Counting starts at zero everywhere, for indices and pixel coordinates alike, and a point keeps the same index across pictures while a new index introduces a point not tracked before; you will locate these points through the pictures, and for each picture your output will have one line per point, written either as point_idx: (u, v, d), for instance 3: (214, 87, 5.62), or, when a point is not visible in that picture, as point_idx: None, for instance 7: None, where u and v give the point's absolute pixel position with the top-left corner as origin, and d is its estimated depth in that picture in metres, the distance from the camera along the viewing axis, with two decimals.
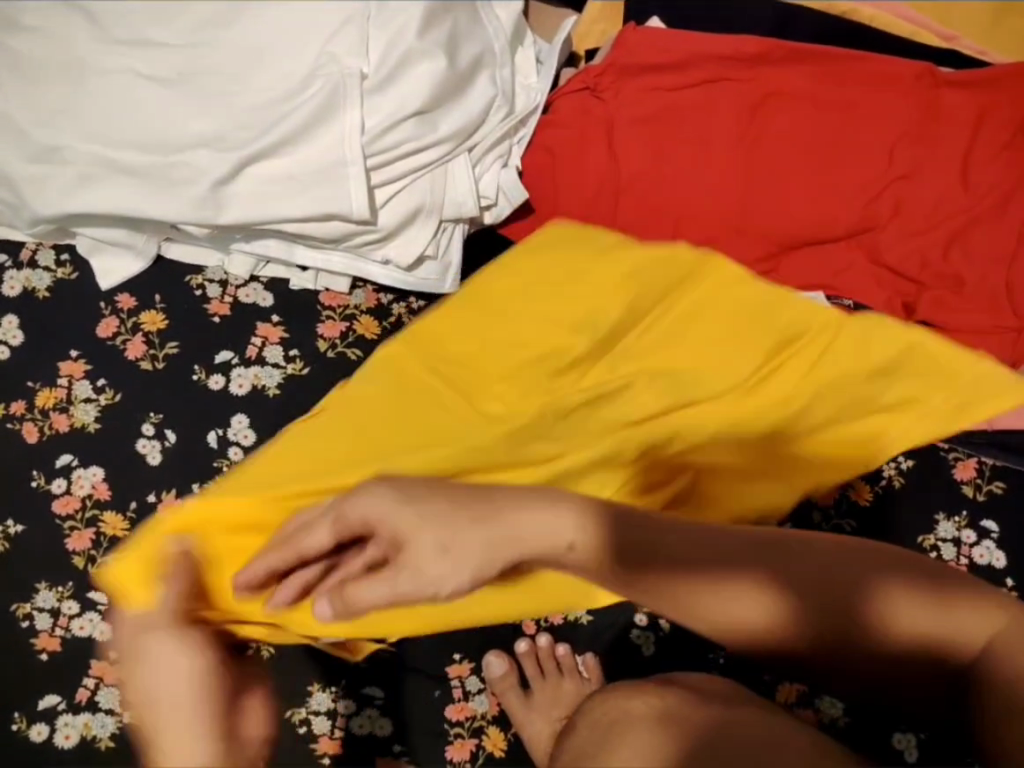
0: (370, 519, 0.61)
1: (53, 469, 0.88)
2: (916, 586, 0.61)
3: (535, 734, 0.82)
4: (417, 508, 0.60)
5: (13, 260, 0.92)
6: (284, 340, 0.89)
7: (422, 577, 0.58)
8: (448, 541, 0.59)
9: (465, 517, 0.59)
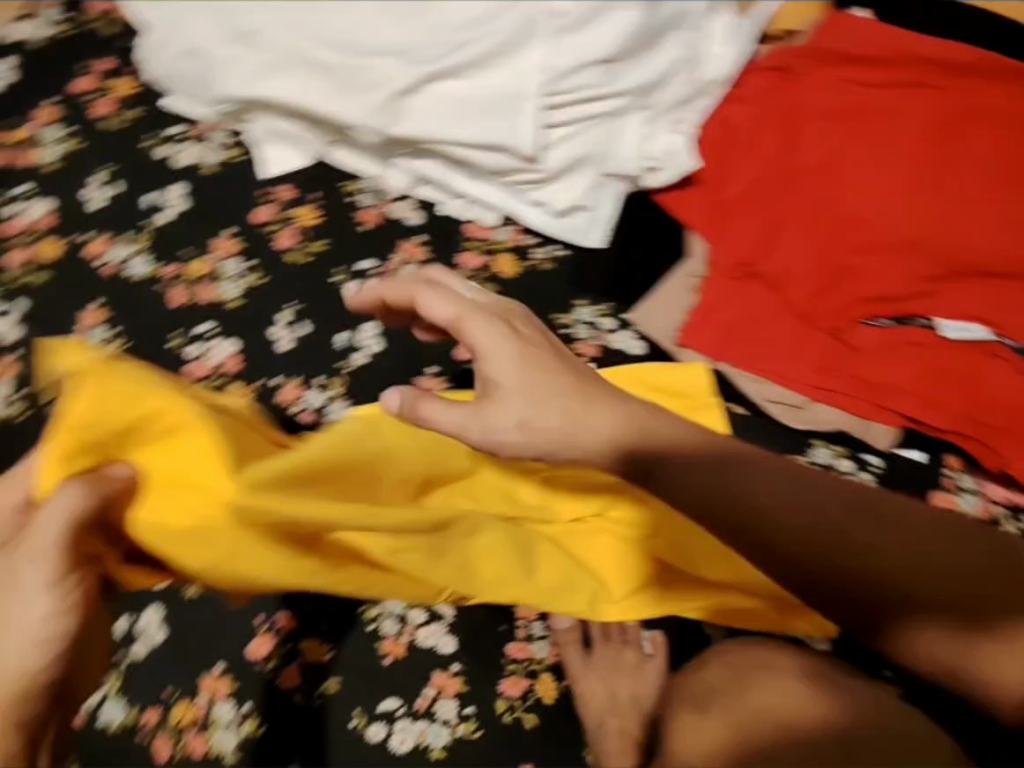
0: (480, 345, 0.62)
1: (191, 334, 0.90)
2: (914, 562, 0.62)
3: (587, 692, 0.86)
4: (543, 375, 0.62)
5: (188, 128, 0.95)
6: (426, 260, 0.89)
7: (494, 432, 0.62)
8: (526, 423, 0.62)
9: (556, 399, 0.62)
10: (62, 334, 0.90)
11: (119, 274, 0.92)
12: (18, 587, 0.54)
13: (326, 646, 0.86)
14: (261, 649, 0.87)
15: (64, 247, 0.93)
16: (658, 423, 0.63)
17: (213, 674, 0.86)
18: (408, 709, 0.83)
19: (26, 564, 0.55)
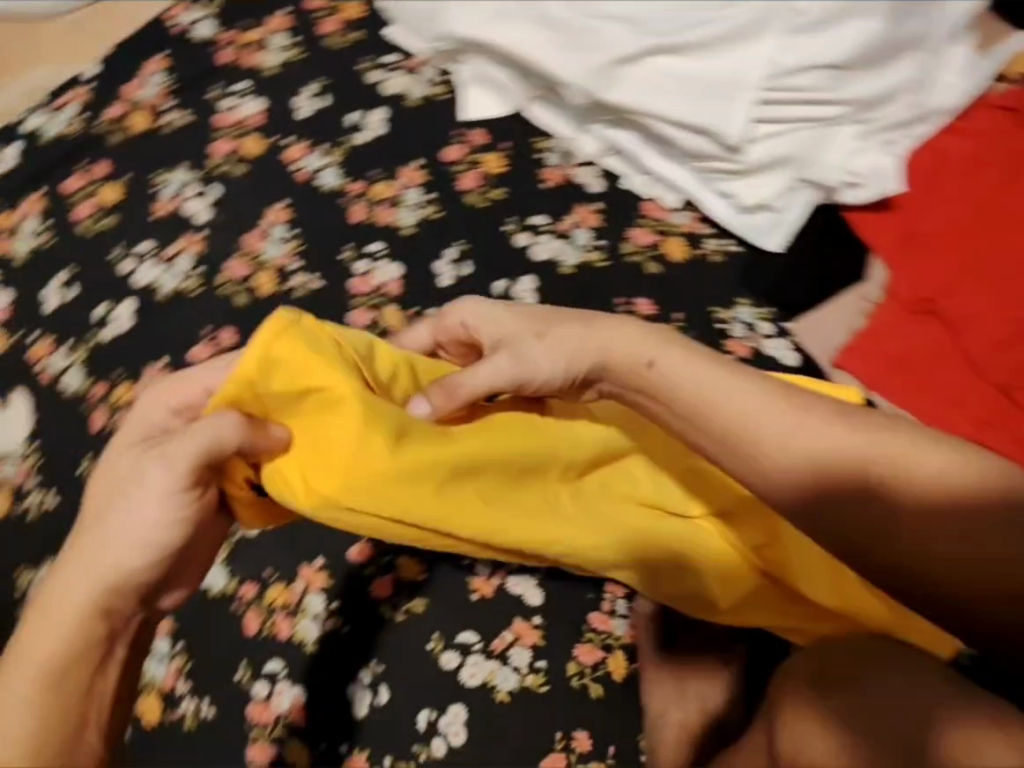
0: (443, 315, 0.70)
1: (363, 250, 0.95)
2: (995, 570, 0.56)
3: (652, 682, 0.87)
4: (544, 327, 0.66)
5: (404, 58, 0.99)
6: (597, 228, 0.92)
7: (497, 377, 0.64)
8: (521, 377, 0.65)
9: (557, 341, 0.65)
10: (249, 224, 0.96)
11: (310, 181, 0.96)
12: (142, 484, 0.55)
13: (421, 567, 0.91)
14: (362, 555, 0.92)
15: (267, 145, 0.98)
16: (766, 405, 0.61)
17: (312, 567, 0.92)
18: (483, 645, 0.88)
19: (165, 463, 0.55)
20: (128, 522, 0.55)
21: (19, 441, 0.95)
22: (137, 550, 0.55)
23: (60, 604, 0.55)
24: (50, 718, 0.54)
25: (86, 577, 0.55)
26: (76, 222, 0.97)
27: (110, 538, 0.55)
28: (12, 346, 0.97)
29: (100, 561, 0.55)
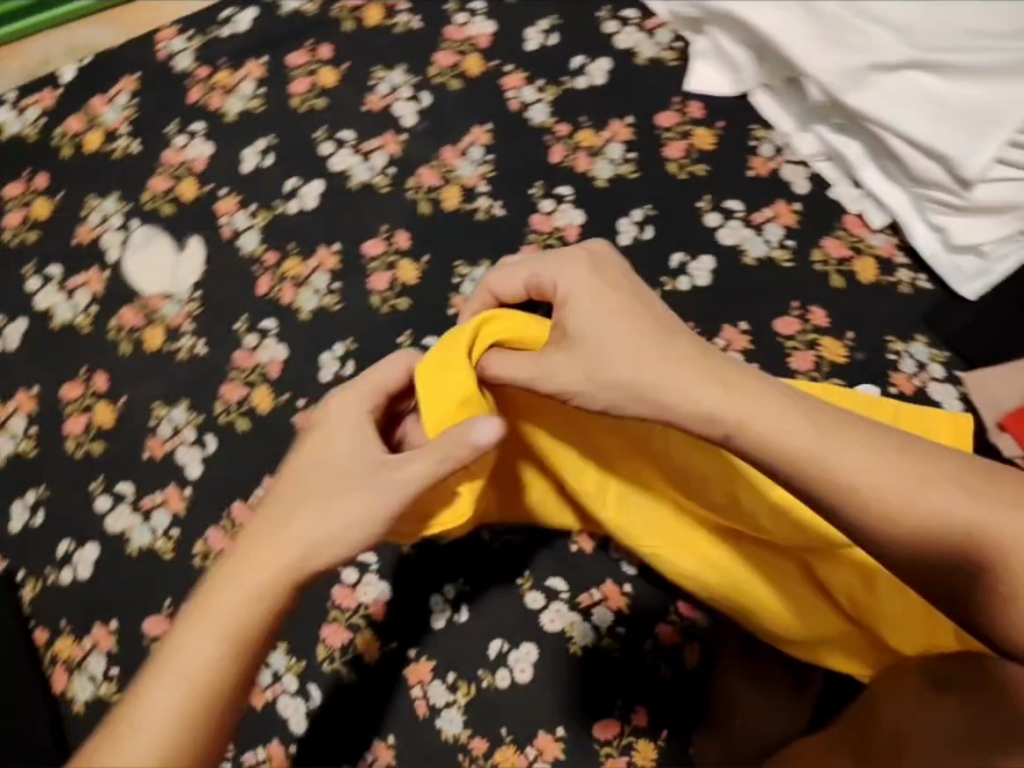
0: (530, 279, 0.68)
1: (551, 189, 0.96)
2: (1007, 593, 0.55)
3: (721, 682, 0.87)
4: (608, 322, 0.63)
5: (639, 16, 0.99)
6: (789, 228, 0.94)
7: (554, 377, 0.64)
8: (593, 373, 0.63)
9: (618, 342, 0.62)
10: (450, 138, 0.98)
11: (521, 112, 0.98)
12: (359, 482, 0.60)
13: None
14: None
15: (486, 68, 0.99)
16: (813, 436, 0.58)
17: None
18: (570, 598, 0.89)
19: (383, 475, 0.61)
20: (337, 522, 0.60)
21: (184, 286, 0.98)
22: (338, 548, 0.59)
23: (260, 569, 0.58)
24: (227, 676, 0.56)
25: (286, 563, 0.58)
26: (290, 95, 1.00)
27: (318, 530, 0.59)
28: (199, 195, 0.99)
29: (302, 550, 0.59)
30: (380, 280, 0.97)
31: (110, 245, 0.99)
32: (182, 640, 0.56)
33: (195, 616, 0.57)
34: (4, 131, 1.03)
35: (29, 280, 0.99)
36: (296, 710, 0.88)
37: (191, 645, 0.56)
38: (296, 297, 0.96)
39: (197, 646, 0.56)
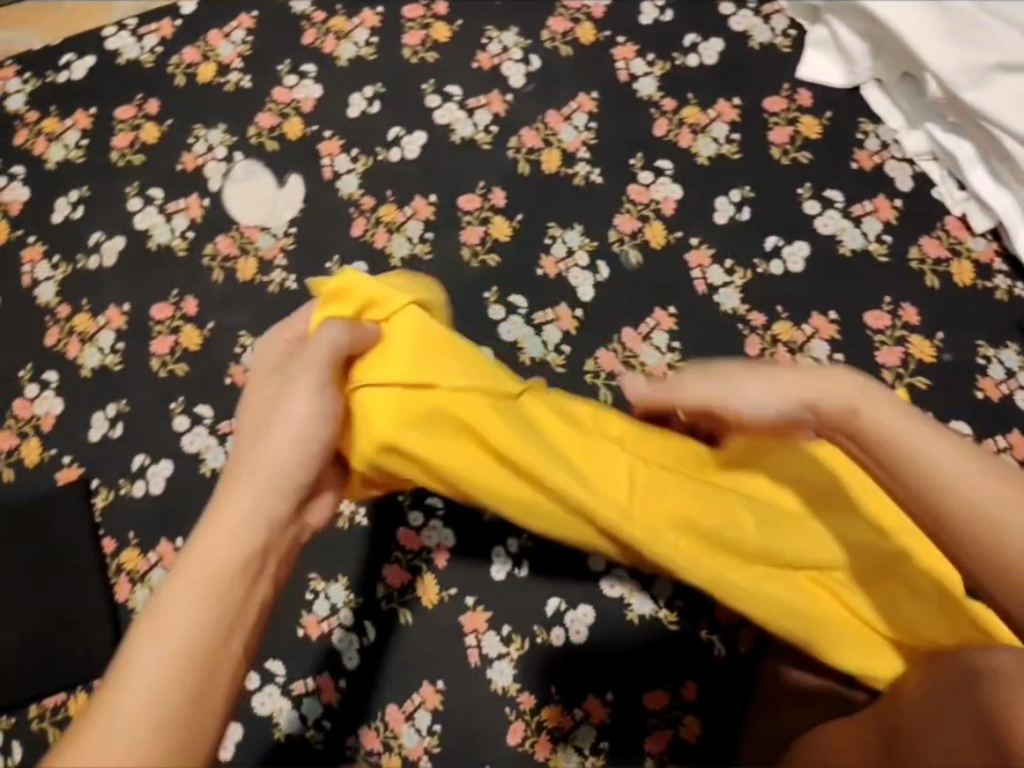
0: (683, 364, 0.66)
1: (651, 162, 0.97)
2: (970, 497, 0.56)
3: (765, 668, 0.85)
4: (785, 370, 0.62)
5: (755, 1, 1.00)
6: (887, 224, 0.94)
7: (753, 397, 0.62)
8: (803, 398, 0.61)
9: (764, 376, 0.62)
10: (556, 102, 0.99)
11: (629, 84, 0.99)
12: (295, 385, 0.57)
13: None
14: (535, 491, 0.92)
15: (598, 38, 1.01)
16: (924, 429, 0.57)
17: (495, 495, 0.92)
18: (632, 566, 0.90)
19: (302, 375, 0.57)
20: (284, 431, 0.56)
21: (280, 220, 0.99)
22: (293, 452, 0.55)
23: (230, 497, 0.53)
24: (223, 609, 0.50)
25: (242, 491, 0.54)
26: (402, 45, 1.02)
27: (265, 448, 0.55)
28: (304, 135, 1.01)
29: (255, 472, 0.54)
30: (473, 234, 0.97)
31: (213, 175, 1.01)
32: (150, 616, 0.49)
33: (158, 585, 0.50)
34: (120, 55, 1.06)
35: (130, 201, 1.01)
36: (350, 645, 0.89)
37: (172, 605, 0.49)
38: (389, 243, 0.97)
39: (170, 612, 0.49)
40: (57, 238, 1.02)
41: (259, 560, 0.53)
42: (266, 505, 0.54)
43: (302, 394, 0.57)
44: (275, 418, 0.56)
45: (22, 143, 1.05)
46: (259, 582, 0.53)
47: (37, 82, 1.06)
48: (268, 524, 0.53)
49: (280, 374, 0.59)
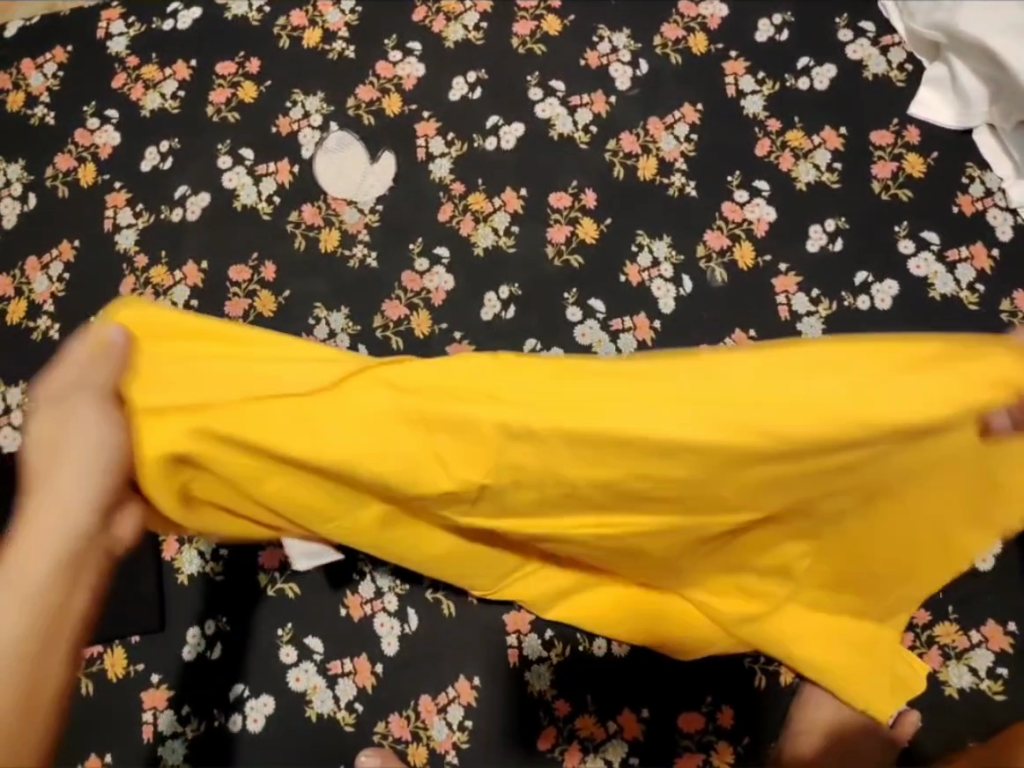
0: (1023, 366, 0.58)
1: (749, 182, 0.96)
2: None
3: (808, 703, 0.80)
4: None
5: (874, 31, 0.99)
6: (982, 273, 0.91)
7: None
8: None
9: None
10: (658, 110, 0.98)
11: (736, 100, 0.98)
12: (75, 409, 0.56)
13: None
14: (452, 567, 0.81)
15: (709, 50, 1.00)
16: None
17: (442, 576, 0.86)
18: None
19: (79, 398, 0.57)
20: (71, 470, 0.56)
21: (367, 197, 0.99)
22: (81, 488, 0.56)
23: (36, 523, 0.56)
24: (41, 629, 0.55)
25: (33, 534, 0.56)
26: (511, 34, 1.02)
27: (51, 486, 0.56)
28: (402, 112, 1.01)
29: (48, 502, 0.56)
30: (559, 232, 0.96)
31: (306, 142, 1.01)
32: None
33: None
34: (228, 10, 1.06)
35: (221, 159, 1.01)
36: (391, 631, 0.85)
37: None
38: (474, 231, 0.97)
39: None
40: (143, 185, 1.01)
41: (69, 579, 0.57)
42: (63, 524, 0.56)
43: (79, 418, 0.56)
44: (59, 443, 0.56)
45: (120, 87, 1.05)
46: (71, 597, 0.57)
47: (141, 28, 1.07)
48: (71, 544, 0.56)
49: (55, 400, 0.57)
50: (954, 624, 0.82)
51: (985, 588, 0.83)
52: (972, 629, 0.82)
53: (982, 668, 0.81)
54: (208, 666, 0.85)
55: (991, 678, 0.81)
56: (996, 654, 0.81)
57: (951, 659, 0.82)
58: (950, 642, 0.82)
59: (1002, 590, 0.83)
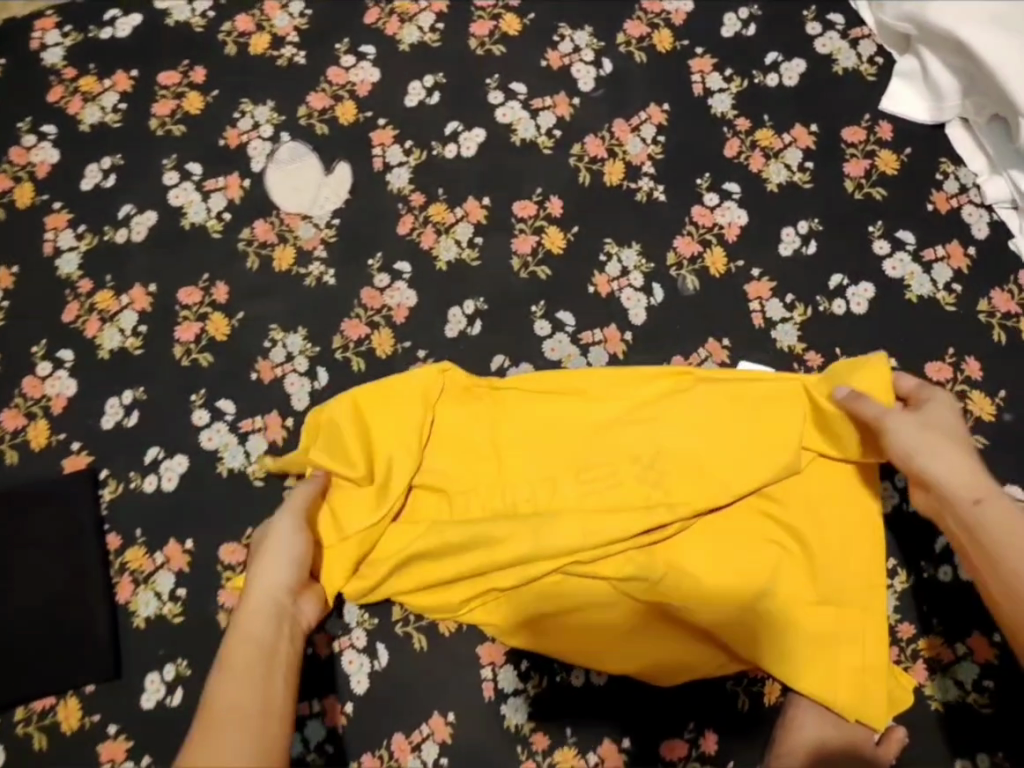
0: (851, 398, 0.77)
1: (718, 184, 0.92)
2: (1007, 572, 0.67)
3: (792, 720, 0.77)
4: (923, 429, 0.74)
5: (844, 23, 0.96)
6: (959, 272, 0.88)
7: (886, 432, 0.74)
8: (922, 446, 0.73)
9: (910, 429, 0.74)
10: (624, 112, 0.95)
11: (703, 99, 0.95)
12: (274, 525, 0.77)
13: None
14: None
15: (675, 47, 0.96)
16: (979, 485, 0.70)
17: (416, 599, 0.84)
18: None
19: (277, 519, 0.77)
20: (273, 565, 0.74)
21: (322, 211, 0.94)
22: (283, 572, 0.74)
23: (251, 613, 0.71)
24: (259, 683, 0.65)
25: (251, 612, 0.71)
26: (469, 35, 0.98)
27: (263, 581, 0.73)
28: (357, 121, 0.96)
29: (262, 592, 0.72)
30: (524, 242, 0.92)
31: (256, 154, 0.96)
32: (207, 709, 0.64)
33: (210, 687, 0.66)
34: (170, 16, 1.01)
35: (167, 174, 0.96)
36: (360, 668, 0.82)
37: (221, 694, 0.64)
38: (436, 244, 0.93)
39: (224, 699, 0.64)
40: (86, 206, 0.96)
41: (271, 647, 0.69)
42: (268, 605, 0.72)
43: (280, 528, 0.76)
44: (265, 548, 0.75)
45: (57, 101, 1.00)
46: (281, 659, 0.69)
47: (78, 37, 1.01)
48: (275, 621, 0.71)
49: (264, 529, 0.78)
50: (939, 637, 0.80)
51: (969, 599, 0.81)
52: (957, 640, 0.80)
53: (969, 681, 0.79)
54: (167, 715, 0.81)
55: (977, 691, 0.79)
56: (981, 666, 0.79)
57: (936, 672, 0.79)
58: (934, 655, 0.80)
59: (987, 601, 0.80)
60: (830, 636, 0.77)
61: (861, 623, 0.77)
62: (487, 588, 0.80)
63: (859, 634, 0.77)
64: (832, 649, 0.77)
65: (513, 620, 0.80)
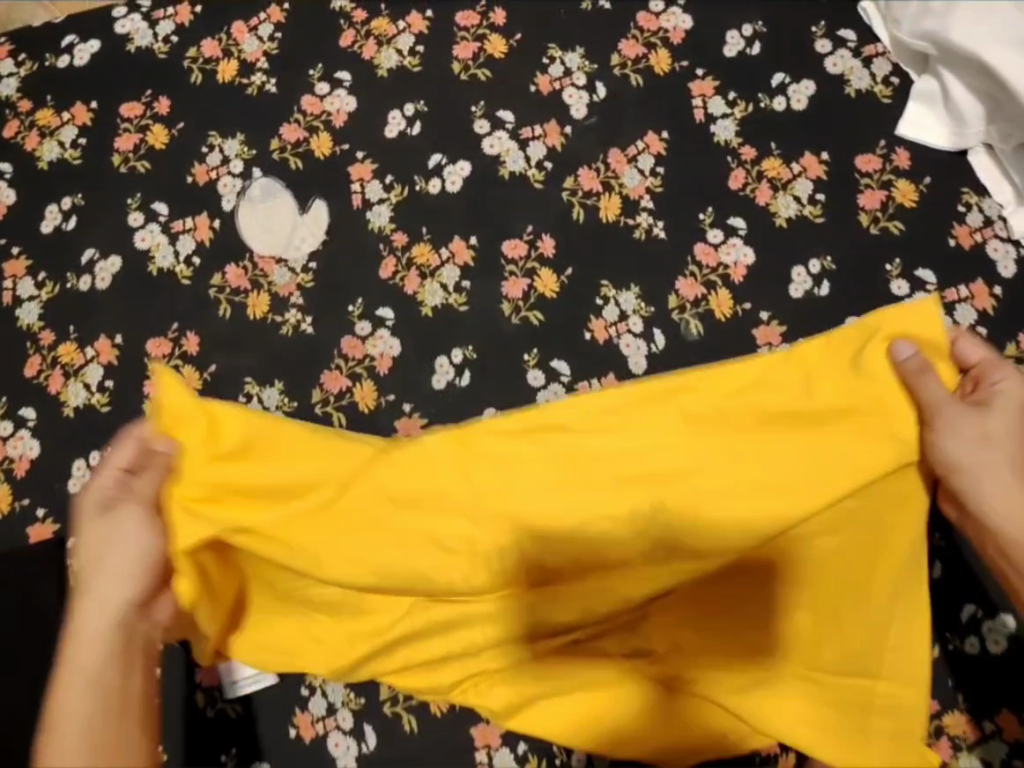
0: (915, 372, 0.65)
1: (723, 219, 0.86)
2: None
3: None
4: (989, 434, 0.65)
5: (856, 40, 0.88)
6: (984, 315, 0.82)
7: (937, 431, 0.65)
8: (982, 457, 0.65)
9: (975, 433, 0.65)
10: (620, 141, 0.88)
11: (705, 125, 0.88)
12: (116, 522, 0.66)
13: None
14: None
15: (674, 68, 0.89)
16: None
17: None
18: None
19: (121, 514, 0.66)
20: (113, 576, 0.64)
21: (298, 253, 0.88)
22: (124, 586, 0.64)
23: (85, 640, 0.62)
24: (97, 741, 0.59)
25: (83, 640, 0.62)
26: (451, 58, 0.91)
27: (99, 594, 0.64)
28: (333, 154, 0.90)
29: (97, 614, 0.63)
30: (515, 286, 0.86)
31: (226, 192, 0.90)
32: None
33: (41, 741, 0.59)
34: (130, 42, 0.94)
35: (131, 215, 0.90)
36: (347, 751, 0.77)
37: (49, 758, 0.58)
38: (421, 289, 0.87)
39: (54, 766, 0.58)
40: (45, 251, 0.90)
41: (113, 690, 0.62)
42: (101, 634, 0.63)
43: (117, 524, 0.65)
44: (102, 550, 0.65)
45: (13, 136, 0.93)
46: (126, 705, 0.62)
47: (33, 66, 0.94)
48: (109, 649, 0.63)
49: (105, 516, 0.66)
50: (964, 713, 0.75)
51: (996, 674, 0.76)
52: (984, 717, 0.75)
53: (996, 760, 0.74)
54: None
55: None
56: (1010, 744, 0.74)
57: (961, 750, 0.75)
58: (958, 732, 0.75)
59: (1016, 673, 0.75)
60: (852, 701, 0.68)
61: (888, 691, 0.68)
62: (481, 667, 0.75)
63: (883, 698, 0.68)
64: (844, 726, 0.68)
65: (509, 701, 0.74)
